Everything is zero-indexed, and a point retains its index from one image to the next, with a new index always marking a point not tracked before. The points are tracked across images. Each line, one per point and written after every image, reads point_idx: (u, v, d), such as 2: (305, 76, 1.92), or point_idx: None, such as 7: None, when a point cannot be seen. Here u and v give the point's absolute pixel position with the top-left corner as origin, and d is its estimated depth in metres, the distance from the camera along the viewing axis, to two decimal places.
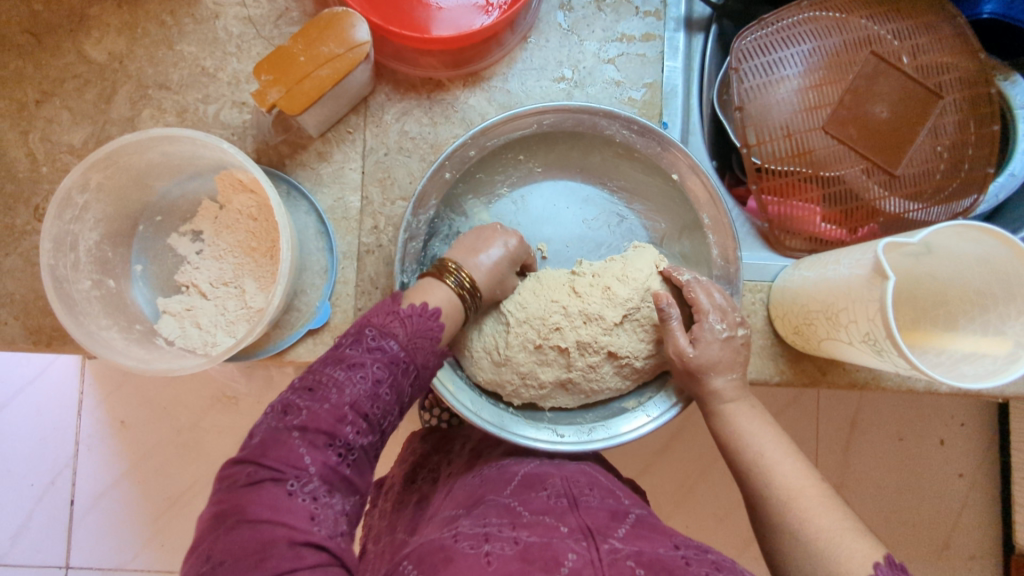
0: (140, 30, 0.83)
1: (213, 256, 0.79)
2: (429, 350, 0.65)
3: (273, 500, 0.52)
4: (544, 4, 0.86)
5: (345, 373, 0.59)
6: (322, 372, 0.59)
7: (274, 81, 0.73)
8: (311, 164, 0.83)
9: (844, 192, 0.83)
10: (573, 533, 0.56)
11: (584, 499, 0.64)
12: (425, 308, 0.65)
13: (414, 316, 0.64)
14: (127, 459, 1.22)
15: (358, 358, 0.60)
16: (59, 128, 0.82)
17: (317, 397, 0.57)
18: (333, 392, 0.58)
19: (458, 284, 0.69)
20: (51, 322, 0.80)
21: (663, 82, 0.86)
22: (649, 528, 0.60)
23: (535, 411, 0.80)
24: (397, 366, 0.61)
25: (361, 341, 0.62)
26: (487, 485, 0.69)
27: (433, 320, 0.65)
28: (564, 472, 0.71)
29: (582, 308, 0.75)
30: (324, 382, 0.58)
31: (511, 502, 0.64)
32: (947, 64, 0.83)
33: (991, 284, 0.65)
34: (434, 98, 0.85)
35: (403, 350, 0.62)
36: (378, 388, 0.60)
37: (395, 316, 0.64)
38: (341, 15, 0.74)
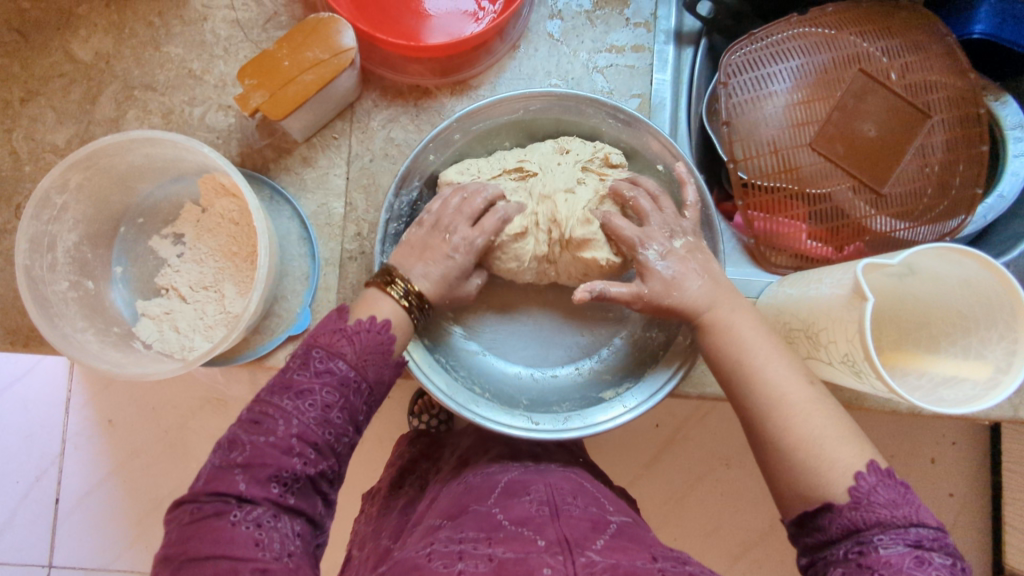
0: (127, 31, 0.83)
1: (193, 260, 0.79)
2: (382, 364, 0.62)
3: (217, 537, 0.51)
4: (534, 13, 0.86)
5: (293, 403, 0.57)
6: (268, 402, 0.57)
7: (258, 86, 0.73)
8: (296, 169, 0.83)
9: (832, 209, 0.83)
10: (551, 546, 0.55)
11: (566, 507, 0.63)
12: (371, 321, 0.63)
13: (362, 331, 0.62)
14: (110, 460, 1.21)
15: (306, 384, 0.58)
16: (43, 127, 0.82)
17: (260, 431, 0.55)
18: (279, 423, 0.56)
19: (402, 296, 0.66)
20: (29, 323, 0.80)
21: (651, 94, 0.85)
22: (629, 538, 0.59)
23: (513, 399, 0.80)
24: (346, 387, 0.59)
25: (307, 364, 0.59)
26: (470, 493, 0.68)
27: (377, 330, 0.63)
28: (548, 479, 0.70)
29: (569, 183, 0.78)
30: (269, 413, 0.57)
31: (493, 511, 0.63)
32: (936, 84, 0.82)
33: (973, 305, 0.64)
34: (421, 105, 0.84)
35: (353, 369, 0.60)
36: (328, 413, 0.58)
37: (340, 333, 0.61)
38: (327, 21, 0.74)
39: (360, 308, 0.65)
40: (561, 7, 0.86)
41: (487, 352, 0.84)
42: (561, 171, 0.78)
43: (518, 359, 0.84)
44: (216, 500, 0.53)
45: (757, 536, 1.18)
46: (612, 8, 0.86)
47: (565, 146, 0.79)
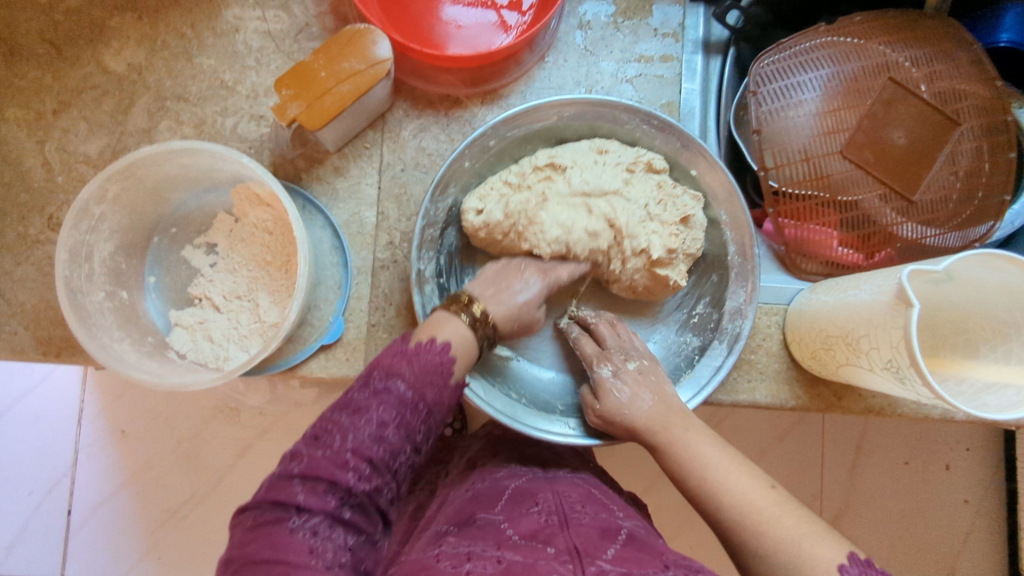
0: (160, 43, 0.83)
1: (227, 270, 0.79)
2: (440, 386, 0.63)
3: (277, 540, 0.53)
4: (563, 24, 0.86)
5: (350, 419, 0.59)
6: (329, 418, 0.60)
7: (295, 96, 0.73)
8: (327, 179, 0.83)
9: (861, 217, 0.83)
10: (560, 555, 0.55)
11: (576, 516, 0.63)
12: (432, 344, 0.64)
13: (421, 352, 0.63)
14: (129, 471, 1.21)
15: (364, 403, 0.60)
16: (76, 138, 0.82)
17: (320, 445, 0.58)
18: (336, 438, 0.58)
19: (475, 323, 0.68)
20: (61, 333, 0.80)
21: (680, 103, 0.86)
22: (639, 547, 0.59)
23: (548, 405, 0.81)
24: (404, 407, 0.60)
25: (367, 384, 0.61)
26: (478, 500, 0.68)
27: (442, 355, 0.63)
28: (557, 487, 0.69)
29: (647, 214, 0.77)
30: (330, 428, 0.59)
31: (500, 521, 0.62)
32: (964, 92, 0.83)
33: (1013, 310, 0.65)
34: (452, 115, 0.85)
35: (412, 389, 0.61)
36: (383, 430, 0.59)
37: (400, 355, 0.63)
38: (364, 31, 0.74)
39: (430, 331, 0.65)
40: (590, 18, 0.86)
41: (520, 357, 0.84)
42: (607, 175, 0.78)
43: (551, 364, 0.84)
44: (276, 507, 0.55)
45: None
46: (640, 17, 0.87)
47: (604, 149, 0.80)
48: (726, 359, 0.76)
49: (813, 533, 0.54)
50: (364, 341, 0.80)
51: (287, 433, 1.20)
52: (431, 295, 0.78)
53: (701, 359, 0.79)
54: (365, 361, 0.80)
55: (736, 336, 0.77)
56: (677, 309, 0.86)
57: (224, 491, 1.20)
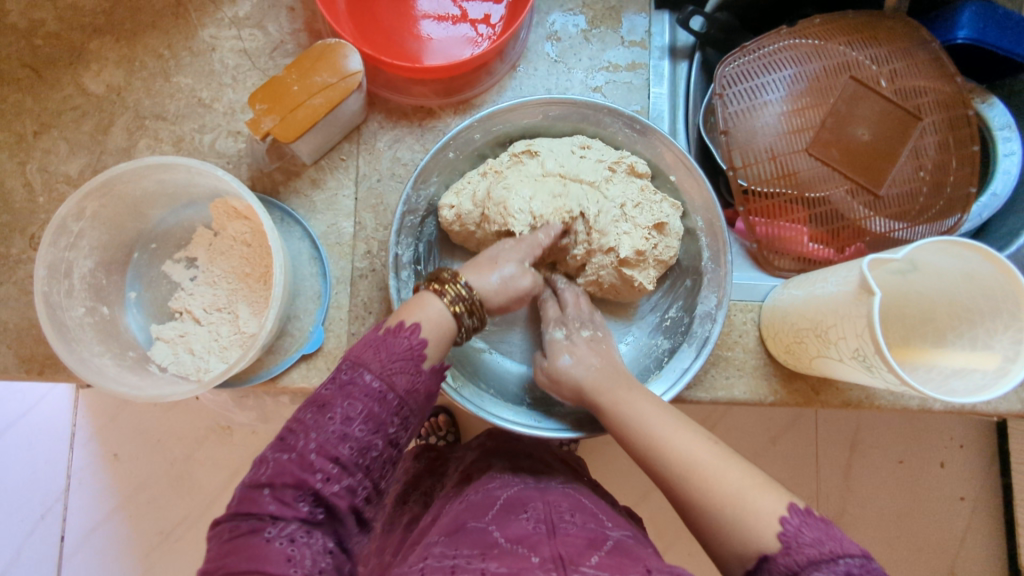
0: (138, 63, 0.85)
1: (207, 283, 0.80)
2: (412, 373, 0.61)
3: (253, 551, 0.51)
4: (532, 34, 0.89)
5: (315, 416, 0.57)
6: (296, 418, 0.58)
7: (268, 110, 0.74)
8: (305, 192, 0.85)
9: (830, 212, 0.85)
10: (545, 563, 0.56)
11: (564, 523, 0.63)
12: (402, 327, 0.62)
13: (387, 339, 0.61)
14: (119, 492, 1.20)
15: (329, 398, 0.58)
16: (57, 159, 0.84)
17: (285, 447, 0.56)
18: (300, 439, 0.56)
19: (453, 299, 0.64)
20: (44, 351, 0.80)
21: (649, 107, 0.88)
22: (624, 554, 0.59)
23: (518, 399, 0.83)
24: (371, 397, 0.58)
25: (333, 379, 0.60)
26: (470, 508, 0.68)
27: (412, 339, 0.61)
28: (547, 496, 0.70)
29: (620, 213, 0.78)
30: (295, 428, 0.57)
31: (489, 529, 0.63)
32: (924, 88, 0.85)
33: (975, 294, 0.66)
34: (425, 125, 0.87)
35: (378, 378, 0.59)
36: (349, 427, 0.57)
37: (369, 343, 0.61)
38: (335, 46, 0.76)
39: (402, 314, 0.63)
40: (558, 28, 0.89)
41: (494, 351, 0.87)
42: (587, 168, 0.79)
43: (526, 359, 0.87)
44: (249, 518, 0.53)
45: None
46: (608, 26, 0.89)
47: (586, 145, 0.81)
48: (694, 361, 0.77)
49: (756, 485, 0.54)
50: (344, 350, 0.81)
51: None
52: (407, 279, 0.78)
53: (671, 359, 0.80)
54: None
55: (704, 340, 0.77)
56: (651, 312, 0.88)
57: (216, 510, 1.20)
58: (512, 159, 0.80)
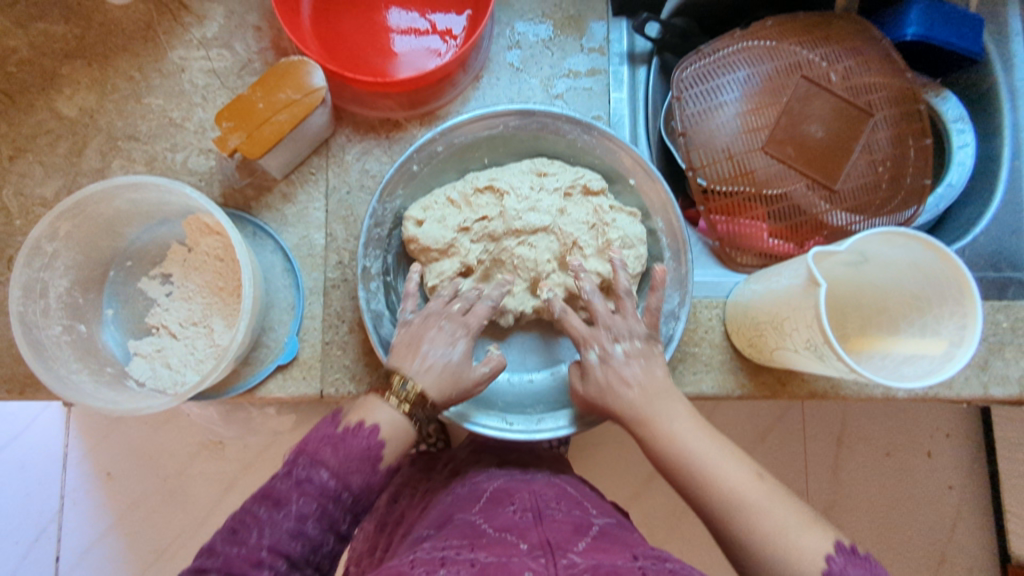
0: (109, 86, 0.87)
1: (181, 297, 0.82)
2: (367, 472, 0.65)
3: None
4: (494, 45, 0.91)
5: (269, 511, 0.61)
6: (249, 510, 0.61)
7: (234, 128, 0.77)
8: (276, 206, 0.87)
9: (790, 207, 0.87)
10: (532, 550, 0.56)
11: (550, 513, 0.65)
12: (361, 428, 0.65)
13: (348, 437, 0.65)
14: (110, 510, 1.22)
15: (284, 493, 0.61)
16: (32, 182, 0.86)
17: (235, 541, 0.60)
18: (251, 534, 0.60)
19: (399, 400, 0.68)
20: (24, 370, 0.82)
21: (610, 113, 0.90)
22: (610, 540, 0.60)
23: (489, 399, 0.82)
24: (325, 496, 0.62)
25: (291, 473, 0.63)
26: (457, 503, 0.70)
27: (369, 439, 0.65)
28: (534, 487, 0.72)
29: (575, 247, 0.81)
30: (247, 522, 0.61)
31: (478, 519, 0.64)
32: (875, 85, 0.88)
33: (922, 283, 0.68)
34: (392, 137, 0.89)
35: (334, 479, 0.63)
36: (303, 524, 0.61)
37: (326, 441, 0.64)
38: (297, 63, 0.78)
39: (360, 414, 0.67)
40: (519, 38, 0.91)
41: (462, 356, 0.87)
42: (544, 201, 0.82)
43: None
44: None
45: None
46: (567, 35, 0.91)
47: (542, 172, 0.84)
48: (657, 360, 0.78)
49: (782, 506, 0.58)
50: (319, 359, 0.83)
51: (272, 462, 1.22)
52: (376, 290, 0.81)
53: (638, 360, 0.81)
54: (320, 378, 0.83)
55: (668, 338, 0.79)
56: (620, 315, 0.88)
57: (208, 524, 1.21)
58: (476, 195, 0.83)
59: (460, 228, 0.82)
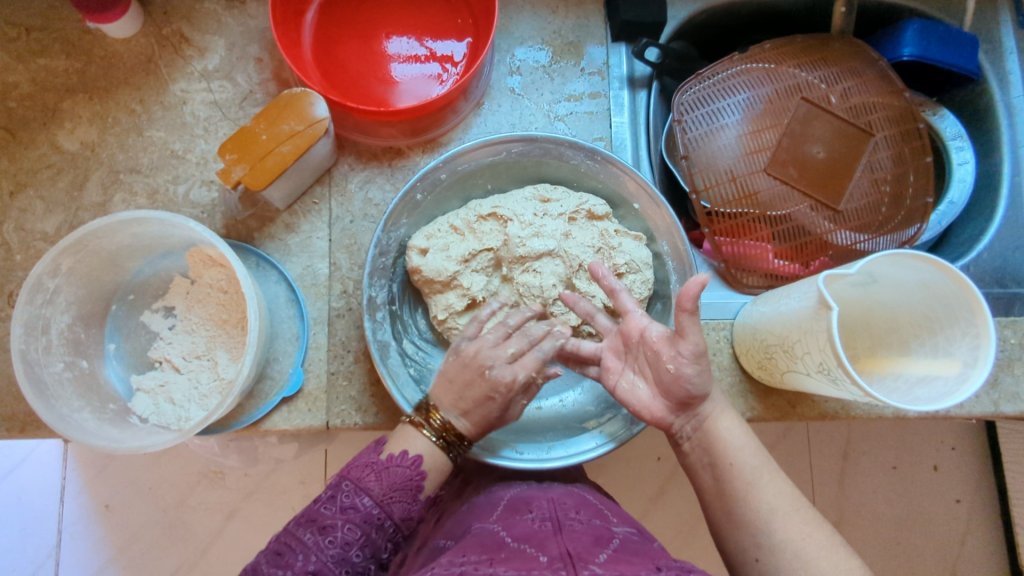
0: (111, 120, 0.87)
1: (185, 330, 0.81)
2: (409, 501, 0.66)
3: None
4: (494, 72, 0.91)
5: (314, 537, 0.62)
6: (294, 534, 0.62)
7: (238, 159, 0.76)
8: (279, 236, 0.86)
9: (794, 228, 0.87)
10: (553, 562, 0.55)
11: (569, 522, 0.64)
12: (404, 457, 0.67)
13: (391, 466, 0.66)
14: (109, 545, 1.19)
15: (331, 520, 0.62)
16: (33, 217, 0.85)
17: (281, 563, 0.60)
18: (298, 558, 0.60)
19: (435, 435, 0.68)
20: (25, 409, 0.81)
21: (612, 137, 0.91)
22: (632, 552, 0.59)
23: (499, 429, 0.81)
24: (369, 524, 0.63)
25: (336, 498, 0.64)
26: (475, 514, 0.70)
27: (411, 468, 0.67)
28: (551, 494, 0.71)
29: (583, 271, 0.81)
30: (292, 546, 0.61)
31: (497, 529, 0.64)
32: (874, 105, 0.88)
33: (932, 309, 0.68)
34: (395, 165, 0.89)
35: (377, 506, 0.64)
36: (346, 551, 0.62)
37: (370, 467, 0.66)
38: (300, 94, 0.78)
39: (397, 442, 0.68)
40: (519, 64, 0.92)
41: None
42: (549, 225, 0.82)
43: None
44: None
45: None
46: (567, 60, 0.92)
47: (547, 196, 0.84)
48: None
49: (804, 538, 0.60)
50: (325, 391, 0.82)
51: (273, 493, 1.20)
52: (383, 319, 0.80)
53: None
54: (327, 409, 0.82)
55: None
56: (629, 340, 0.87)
57: (210, 557, 1.19)
58: (481, 221, 0.83)
59: (464, 258, 0.81)
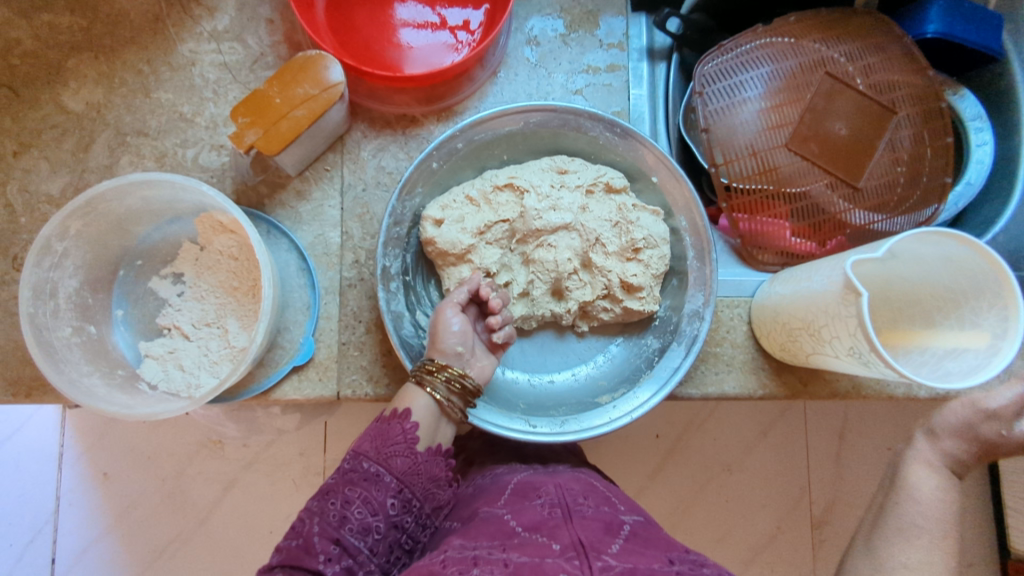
0: (117, 80, 0.85)
1: (194, 298, 0.80)
2: (406, 454, 0.69)
3: None
4: (511, 39, 0.89)
5: (319, 503, 0.65)
6: (306, 508, 0.66)
7: (251, 123, 0.74)
8: (291, 203, 0.85)
9: (811, 206, 0.86)
10: (566, 550, 0.56)
11: (579, 508, 0.64)
12: (398, 414, 0.70)
13: (388, 424, 0.70)
14: (109, 513, 1.19)
15: (330, 485, 0.66)
16: (38, 178, 0.83)
17: (293, 534, 0.64)
18: (303, 524, 0.64)
19: (441, 394, 0.71)
20: (31, 373, 0.80)
21: (630, 109, 0.89)
22: (644, 543, 0.59)
23: (511, 403, 0.80)
24: (368, 481, 0.66)
25: (339, 469, 0.68)
26: (483, 496, 0.70)
27: (404, 424, 0.69)
28: (559, 480, 0.71)
29: (600, 246, 0.80)
30: (304, 517, 0.65)
31: (505, 513, 0.64)
32: (898, 82, 0.87)
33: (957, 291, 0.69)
34: (409, 133, 0.87)
35: (376, 464, 0.67)
36: (349, 509, 0.65)
37: (368, 432, 0.70)
38: (314, 57, 0.76)
39: (397, 403, 0.71)
40: (537, 33, 0.89)
41: None
42: (566, 198, 0.81)
43: (517, 363, 0.86)
44: None
45: (765, 538, 1.20)
46: (586, 30, 0.90)
47: (564, 169, 0.82)
48: (684, 360, 0.77)
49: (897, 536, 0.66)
50: (336, 361, 0.82)
51: (273, 463, 1.19)
52: (396, 290, 0.79)
53: (661, 359, 0.80)
54: (337, 379, 0.81)
55: (693, 338, 0.78)
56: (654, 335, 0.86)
57: (210, 526, 1.19)
58: (497, 192, 0.81)
59: (479, 231, 0.80)
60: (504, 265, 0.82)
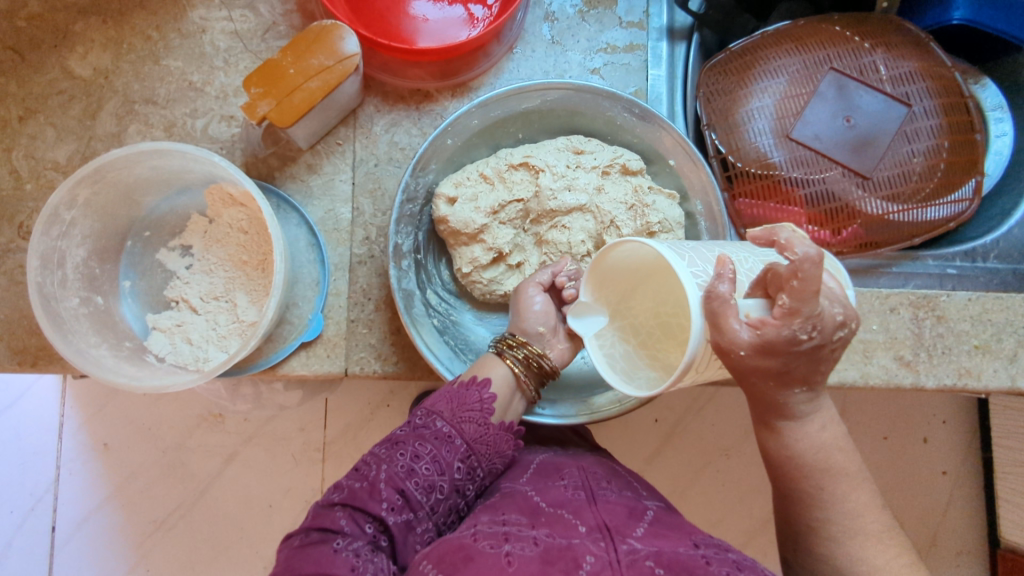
0: (125, 45, 0.83)
1: (203, 271, 0.79)
2: (479, 422, 0.67)
3: (320, 557, 0.57)
4: (529, 15, 0.87)
5: (388, 452, 0.64)
6: (370, 453, 0.65)
7: (264, 94, 0.73)
8: (301, 176, 0.83)
9: (825, 193, 0.85)
10: (592, 533, 0.56)
11: (602, 492, 0.64)
12: (476, 381, 0.69)
13: (465, 389, 0.68)
14: (109, 484, 1.19)
15: (401, 437, 0.65)
16: (43, 145, 0.81)
17: (358, 476, 0.63)
18: (371, 470, 0.63)
19: (519, 366, 0.71)
20: (37, 342, 0.79)
21: (648, 90, 0.88)
22: (667, 526, 0.59)
23: None
24: (440, 441, 0.65)
25: (411, 422, 0.67)
26: (504, 473, 0.69)
27: (482, 393, 0.68)
28: (581, 462, 0.70)
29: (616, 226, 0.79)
30: (369, 461, 0.64)
31: (529, 491, 0.64)
32: (918, 71, 0.86)
33: (761, 243, 0.58)
34: (423, 108, 0.85)
35: (447, 425, 0.66)
36: (416, 463, 0.63)
37: (445, 394, 0.68)
38: (330, 27, 0.74)
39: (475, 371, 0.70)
40: (555, 9, 0.87)
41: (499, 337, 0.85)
42: (582, 179, 0.80)
43: None
44: (321, 530, 0.60)
45: (761, 523, 1.21)
46: (605, 7, 0.88)
47: (580, 149, 0.81)
48: None
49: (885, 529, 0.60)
50: (344, 337, 0.81)
51: (272, 438, 1.19)
52: (408, 267, 0.78)
53: None
54: (346, 356, 0.80)
55: None
56: None
57: (208, 499, 1.19)
58: (512, 170, 0.80)
59: (492, 210, 0.79)
60: (517, 245, 0.82)
